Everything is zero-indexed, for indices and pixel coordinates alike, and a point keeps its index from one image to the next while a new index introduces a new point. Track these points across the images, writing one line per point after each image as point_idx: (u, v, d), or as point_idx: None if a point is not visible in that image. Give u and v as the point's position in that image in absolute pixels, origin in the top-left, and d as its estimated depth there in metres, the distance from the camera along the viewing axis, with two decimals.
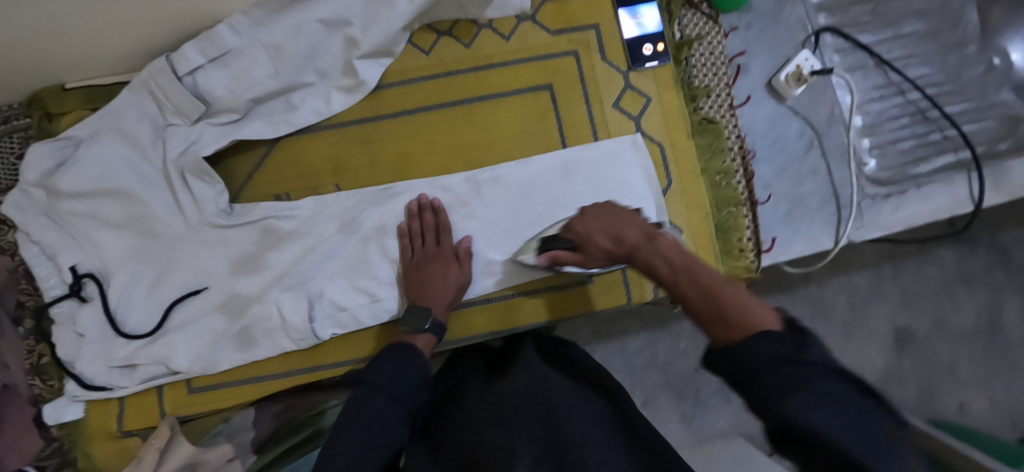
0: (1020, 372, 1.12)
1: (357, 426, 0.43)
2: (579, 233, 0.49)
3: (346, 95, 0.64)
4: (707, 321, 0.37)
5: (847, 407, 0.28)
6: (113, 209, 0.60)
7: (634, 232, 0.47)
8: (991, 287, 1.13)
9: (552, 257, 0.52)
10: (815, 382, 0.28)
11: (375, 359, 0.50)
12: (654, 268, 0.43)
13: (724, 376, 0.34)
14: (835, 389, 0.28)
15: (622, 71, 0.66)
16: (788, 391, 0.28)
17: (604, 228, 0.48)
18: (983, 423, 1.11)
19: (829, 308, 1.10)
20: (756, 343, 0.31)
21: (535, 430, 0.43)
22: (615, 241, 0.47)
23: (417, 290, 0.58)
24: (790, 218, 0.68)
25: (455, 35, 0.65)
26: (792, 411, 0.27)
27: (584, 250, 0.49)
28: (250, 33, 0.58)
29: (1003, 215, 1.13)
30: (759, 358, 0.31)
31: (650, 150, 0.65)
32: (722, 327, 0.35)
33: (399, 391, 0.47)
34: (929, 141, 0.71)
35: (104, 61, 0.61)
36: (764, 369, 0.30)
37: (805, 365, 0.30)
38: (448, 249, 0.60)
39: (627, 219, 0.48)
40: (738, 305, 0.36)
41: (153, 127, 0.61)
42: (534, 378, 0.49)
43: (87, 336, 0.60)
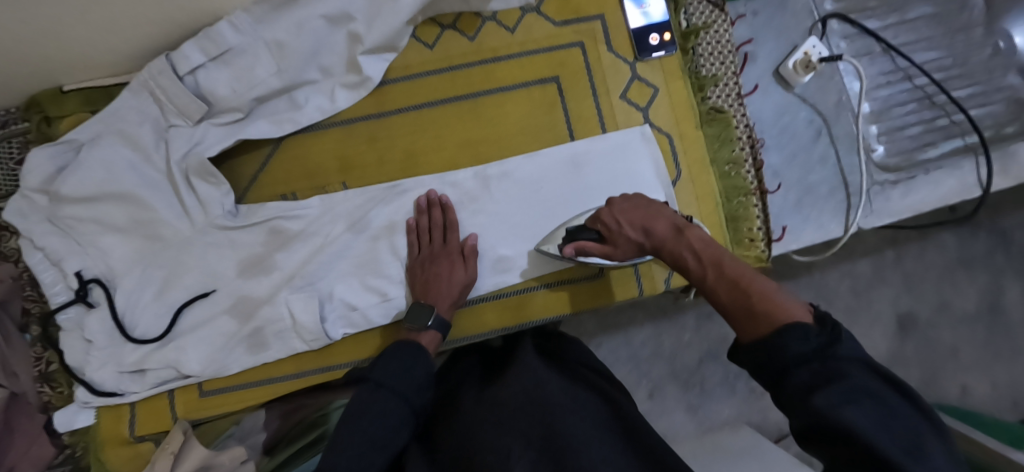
0: (1021, 354, 1.14)
1: (361, 422, 0.42)
2: (607, 224, 0.51)
3: (350, 92, 0.63)
4: (732, 314, 0.38)
5: (878, 403, 0.29)
6: (117, 213, 0.59)
7: (663, 223, 0.48)
8: (993, 271, 1.14)
9: (578, 248, 0.53)
10: (848, 380, 0.29)
11: (381, 356, 0.50)
12: (683, 260, 0.44)
13: (751, 369, 0.35)
14: (865, 385, 0.29)
15: (629, 61, 0.65)
16: (820, 386, 0.29)
17: (633, 220, 0.50)
18: (986, 405, 1.13)
19: (833, 295, 1.11)
20: (786, 337, 0.32)
21: (533, 432, 0.42)
22: (645, 233, 0.48)
23: (423, 287, 0.58)
24: (800, 207, 0.67)
25: (459, 28, 0.64)
26: (823, 406, 0.28)
27: (612, 241, 0.51)
28: (252, 30, 0.57)
29: (1005, 199, 1.14)
30: (790, 352, 0.32)
31: (658, 141, 0.64)
32: (748, 320, 0.36)
33: (405, 390, 0.47)
34: (936, 126, 0.71)
35: (103, 62, 0.60)
36: (794, 365, 0.31)
37: (838, 363, 0.31)
38: (454, 247, 0.60)
39: (653, 211, 0.49)
40: (764, 297, 0.36)
41: (154, 128, 0.60)
42: (532, 380, 0.49)
43: (95, 342, 0.59)
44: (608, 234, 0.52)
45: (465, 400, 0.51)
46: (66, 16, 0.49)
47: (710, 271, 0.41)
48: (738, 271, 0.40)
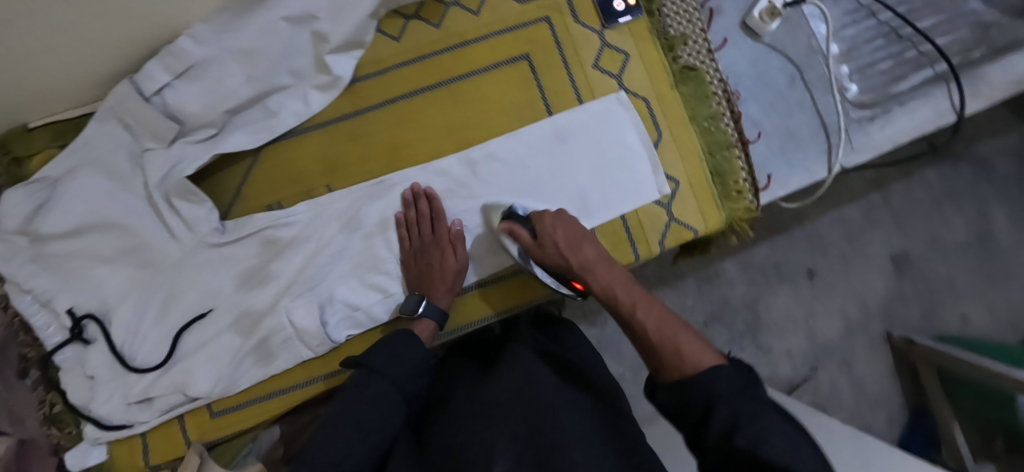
0: (1013, 276, 1.16)
1: (355, 407, 0.43)
2: (545, 229, 0.54)
3: (324, 93, 0.62)
4: (652, 352, 0.44)
5: (790, 440, 0.33)
6: (104, 244, 0.59)
7: (594, 252, 0.53)
8: (978, 200, 1.16)
9: (510, 230, 0.56)
10: (764, 422, 0.34)
11: (377, 343, 0.50)
12: (610, 291, 0.50)
13: (674, 407, 0.40)
14: (776, 425, 0.34)
15: (597, 30, 0.65)
16: (741, 426, 0.34)
17: (568, 239, 0.54)
18: (986, 332, 1.15)
19: (826, 243, 1.12)
20: (713, 380, 0.37)
21: (520, 428, 0.44)
22: (575, 254, 0.53)
23: (417, 278, 0.59)
24: (784, 153, 0.68)
25: (424, 17, 0.64)
26: (748, 446, 0.32)
27: (543, 249, 0.54)
28: (216, 41, 0.56)
29: (981, 127, 1.16)
30: (715, 389, 0.37)
31: (636, 106, 0.64)
32: (667, 359, 0.42)
33: (399, 375, 0.47)
34: (906, 59, 0.72)
35: (66, 93, 0.59)
36: (718, 403, 0.36)
37: (751, 404, 0.36)
38: (443, 236, 0.59)
39: (585, 237, 0.55)
40: (681, 338, 0.43)
41: (130, 154, 0.60)
42: (524, 376, 0.50)
43: (98, 377, 0.58)
44: (540, 239, 0.54)
45: (457, 395, 0.52)
46: (26, 48, 0.48)
47: (635, 308, 0.48)
48: (657, 313, 0.47)
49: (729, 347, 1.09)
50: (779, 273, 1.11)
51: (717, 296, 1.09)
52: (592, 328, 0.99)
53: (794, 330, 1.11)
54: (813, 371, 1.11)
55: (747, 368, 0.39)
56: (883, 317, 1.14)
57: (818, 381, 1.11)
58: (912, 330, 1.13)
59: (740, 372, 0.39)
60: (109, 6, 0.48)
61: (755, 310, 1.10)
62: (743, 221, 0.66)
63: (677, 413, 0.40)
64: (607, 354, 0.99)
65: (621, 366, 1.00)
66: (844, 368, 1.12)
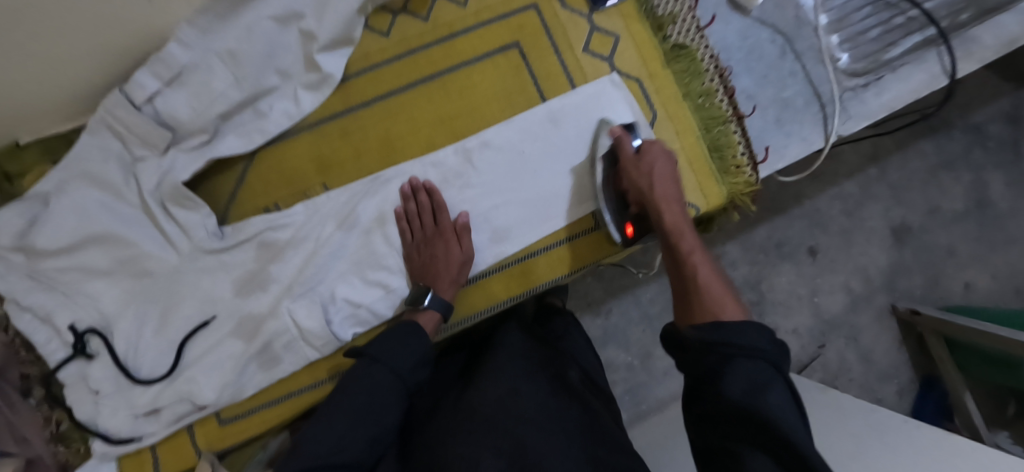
0: (1016, 240, 1.16)
1: (356, 395, 0.47)
2: (650, 152, 0.57)
3: (313, 92, 0.62)
4: (696, 296, 0.47)
5: (793, 415, 0.35)
6: (100, 257, 0.58)
7: (677, 199, 0.57)
8: (974, 167, 1.16)
9: (619, 136, 0.59)
10: (775, 387, 0.36)
11: (382, 332, 0.52)
12: (679, 229, 0.53)
13: (697, 345, 0.42)
14: (785, 398, 0.36)
15: (585, 14, 0.65)
16: (759, 388, 0.36)
17: (662, 173, 0.57)
18: (991, 298, 1.15)
19: (826, 218, 1.12)
20: (743, 332, 0.40)
21: (502, 442, 0.48)
22: (661, 185, 0.56)
23: (422, 270, 0.58)
24: (780, 124, 0.68)
25: (411, 11, 0.64)
26: (765, 403, 0.34)
27: (640, 168, 0.57)
28: (201, 44, 0.56)
29: (973, 94, 1.16)
30: (738, 345, 0.39)
31: (629, 87, 0.64)
32: (705, 305, 0.45)
33: (399, 366, 0.49)
34: (895, 25, 0.71)
35: (56, 107, 0.59)
36: (739, 354, 0.38)
37: (769, 371, 0.38)
38: (447, 227, 0.59)
39: (672, 180, 0.57)
40: (725, 298, 0.45)
41: (121, 165, 0.59)
42: (510, 389, 0.54)
43: (102, 390, 0.57)
44: (642, 161, 0.57)
45: (449, 402, 0.56)
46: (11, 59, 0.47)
47: (693, 255, 0.51)
48: (712, 269, 0.50)
49: None
50: (781, 251, 1.11)
51: None
52: (598, 317, 0.99)
53: (800, 307, 1.11)
54: (821, 348, 1.11)
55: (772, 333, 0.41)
56: (888, 289, 1.14)
57: (827, 357, 1.11)
58: (918, 300, 1.13)
59: (770, 335, 0.40)
60: (92, 14, 0.48)
61: (759, 290, 1.10)
62: (744, 195, 0.65)
63: (697, 352, 0.41)
64: (614, 342, 0.99)
65: (630, 353, 0.99)
66: (852, 343, 1.12)
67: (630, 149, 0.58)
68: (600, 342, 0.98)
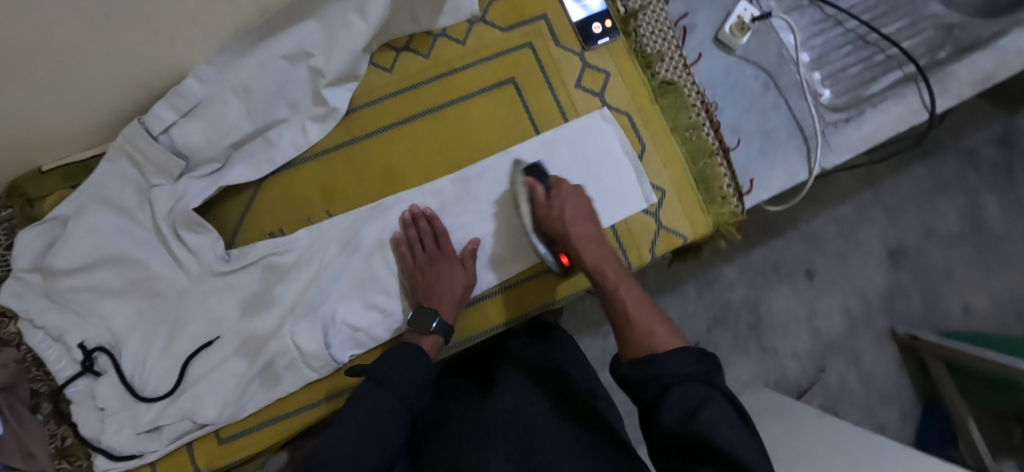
0: (1012, 263, 1.18)
1: (363, 417, 0.48)
2: (559, 196, 0.60)
3: (320, 124, 0.66)
4: (628, 331, 0.51)
5: (731, 424, 0.41)
6: (114, 278, 0.61)
7: (594, 233, 0.60)
8: (968, 190, 1.18)
9: (531, 184, 0.62)
10: (713, 401, 0.43)
11: (383, 355, 0.54)
12: (602, 265, 0.57)
13: (636, 378, 0.46)
14: (722, 411, 0.42)
15: (577, 52, 0.69)
16: (696, 409, 0.42)
17: (576, 211, 0.60)
18: (990, 321, 1.16)
19: (822, 240, 1.14)
20: (676, 359, 0.45)
21: (513, 448, 0.53)
22: (575, 227, 0.59)
23: (424, 291, 0.60)
24: (764, 155, 0.70)
25: (414, 48, 0.68)
26: (706, 427, 0.40)
27: (551, 215, 0.60)
28: (217, 79, 0.59)
29: (964, 120, 1.18)
30: (673, 372, 0.44)
31: (619, 121, 0.67)
32: (638, 337, 0.50)
33: (405, 391, 0.51)
34: (875, 62, 0.75)
35: (78, 135, 0.62)
36: (675, 382, 0.44)
37: (704, 388, 0.44)
38: (449, 252, 0.62)
39: (588, 218, 0.61)
40: (656, 325, 0.51)
41: (137, 191, 0.62)
42: (517, 400, 0.57)
43: (108, 408, 0.59)
44: (555, 204, 0.60)
45: (455, 415, 0.59)
46: (33, 89, 0.50)
47: (620, 288, 0.56)
48: (639, 297, 0.55)
49: (734, 351, 1.10)
50: (778, 273, 1.13)
51: (718, 299, 1.10)
52: (596, 338, 1.00)
53: (798, 330, 1.12)
54: (820, 372, 1.11)
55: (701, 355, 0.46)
56: (886, 312, 1.14)
57: (826, 382, 1.11)
58: (916, 324, 1.14)
59: (699, 355, 0.46)
60: (115, 54, 0.51)
61: (757, 312, 1.11)
62: (730, 225, 0.68)
63: (638, 384, 0.47)
64: None
65: None
66: (852, 366, 1.12)
67: (541, 195, 0.61)
68: (598, 363, 1.00)
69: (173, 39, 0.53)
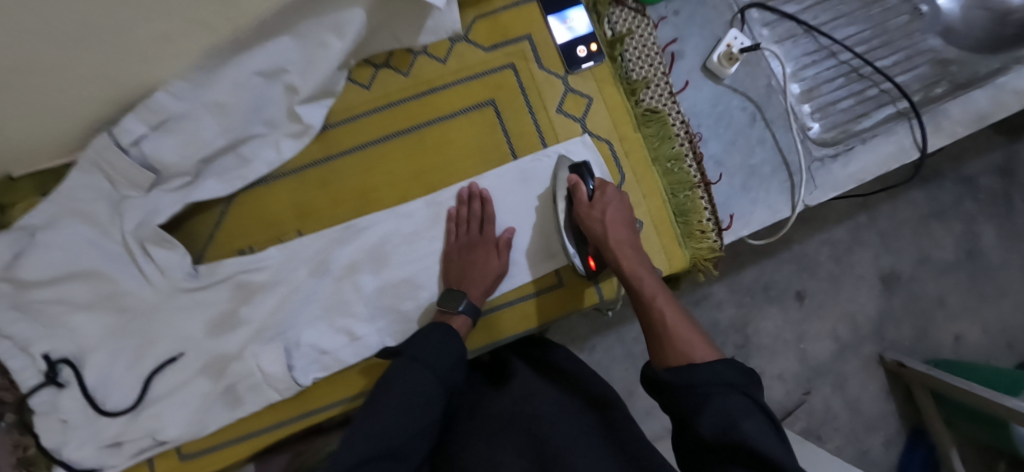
0: (1006, 293, 1.16)
1: (400, 395, 0.49)
2: (602, 198, 0.59)
3: (295, 141, 0.65)
4: (665, 341, 0.50)
5: (771, 436, 0.40)
6: (83, 291, 0.58)
7: (632, 240, 0.58)
8: (966, 218, 1.16)
9: (575, 182, 0.60)
10: (750, 412, 0.41)
11: (416, 333, 0.55)
12: (641, 275, 0.55)
13: (677, 382, 0.45)
14: (760, 423, 0.41)
15: (560, 76, 0.67)
16: (738, 421, 0.40)
17: (616, 215, 0.58)
18: (981, 352, 1.15)
19: (814, 263, 1.12)
20: (718, 368, 0.44)
21: (523, 442, 0.52)
22: (614, 230, 0.57)
23: (459, 273, 0.60)
24: (747, 190, 0.69)
25: (393, 66, 0.67)
26: (748, 436, 0.39)
27: (593, 216, 0.58)
28: (191, 96, 0.56)
29: (965, 147, 1.16)
30: (713, 382, 0.43)
31: (600, 149, 0.66)
32: (677, 348, 0.48)
33: (437, 368, 0.52)
34: (868, 97, 0.73)
35: (52, 144, 0.60)
36: (716, 391, 0.43)
37: (744, 400, 0.42)
38: (491, 239, 0.62)
39: (627, 224, 0.59)
40: (695, 339, 0.49)
41: (108, 202, 0.60)
42: (525, 393, 0.58)
43: (71, 421, 0.58)
44: (596, 204, 0.59)
45: (462, 413, 0.60)
46: None
47: (658, 298, 0.53)
48: (678, 310, 0.53)
49: None
50: (768, 293, 1.11)
51: (706, 318, 1.09)
52: (580, 353, 0.99)
53: (785, 352, 1.11)
54: (806, 395, 1.10)
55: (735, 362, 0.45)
56: (875, 338, 1.13)
57: (812, 405, 1.10)
58: (904, 351, 1.13)
59: (737, 368, 0.45)
60: (84, 66, 0.49)
61: (745, 333, 1.10)
62: (707, 260, 0.67)
63: (676, 390, 0.45)
64: None
65: None
66: (838, 391, 1.11)
67: (584, 196, 0.60)
68: None
69: (146, 57, 0.50)
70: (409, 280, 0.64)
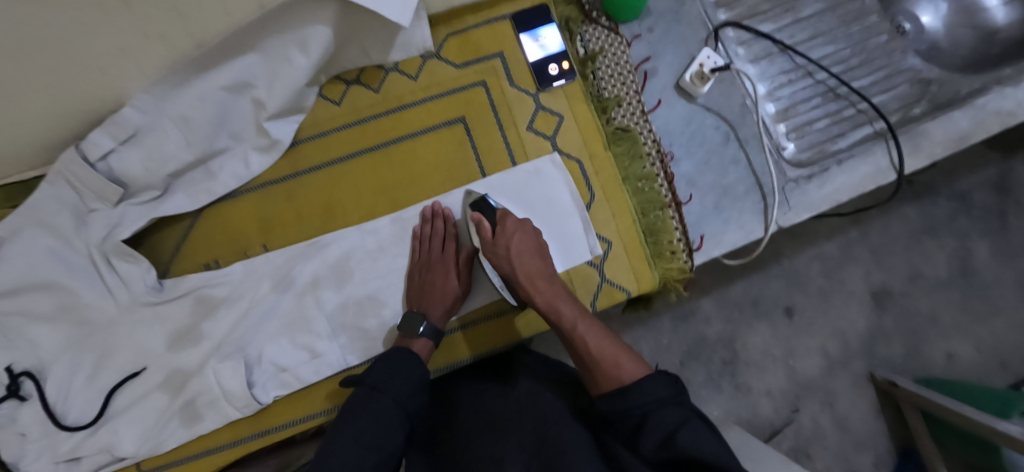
0: (1000, 311, 1.10)
1: (359, 425, 0.47)
2: (506, 231, 0.56)
3: (263, 155, 0.65)
4: (592, 368, 0.49)
5: (711, 439, 0.39)
6: (43, 303, 0.55)
7: (542, 268, 0.57)
8: (959, 234, 1.12)
9: (479, 219, 0.58)
10: (686, 419, 0.41)
11: (377, 361, 0.53)
12: (555, 305, 0.54)
13: (609, 407, 0.44)
14: (698, 427, 0.40)
15: (531, 93, 0.67)
16: (673, 431, 0.39)
17: (521, 245, 0.57)
18: (973, 370, 1.08)
19: (804, 277, 1.09)
20: (646, 384, 0.43)
21: (527, 438, 0.46)
22: (521, 264, 0.55)
23: (418, 294, 0.60)
24: (719, 210, 0.69)
25: (364, 82, 0.67)
26: (685, 443, 0.38)
27: (498, 252, 0.56)
28: (155, 108, 0.55)
29: (959, 162, 1.12)
30: (646, 400, 0.42)
31: (569, 167, 0.65)
32: (605, 370, 0.47)
33: (402, 396, 0.50)
34: (844, 117, 0.74)
35: (16, 157, 0.57)
36: (650, 408, 0.42)
37: (679, 411, 0.42)
38: (451, 258, 0.61)
39: (535, 253, 0.57)
40: (620, 355, 0.48)
41: (75, 214, 0.57)
42: (530, 391, 0.52)
43: (29, 434, 0.56)
44: (499, 239, 0.57)
45: (464, 413, 0.55)
46: None
47: (577, 325, 0.52)
48: (599, 330, 0.52)
49: (708, 387, 1.04)
50: (757, 308, 1.07)
51: (693, 333, 1.05)
52: None
53: (773, 368, 1.06)
54: (794, 413, 1.05)
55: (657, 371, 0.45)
56: (866, 355, 1.08)
57: (800, 424, 1.05)
58: (894, 370, 1.08)
59: (667, 380, 0.44)
60: (45, 80, 0.47)
61: (733, 348, 1.06)
62: (677, 281, 0.66)
63: (609, 414, 0.44)
64: None
65: None
66: (827, 409, 1.06)
67: (487, 230, 0.58)
68: None
69: (104, 70, 0.49)
70: (372, 297, 0.63)
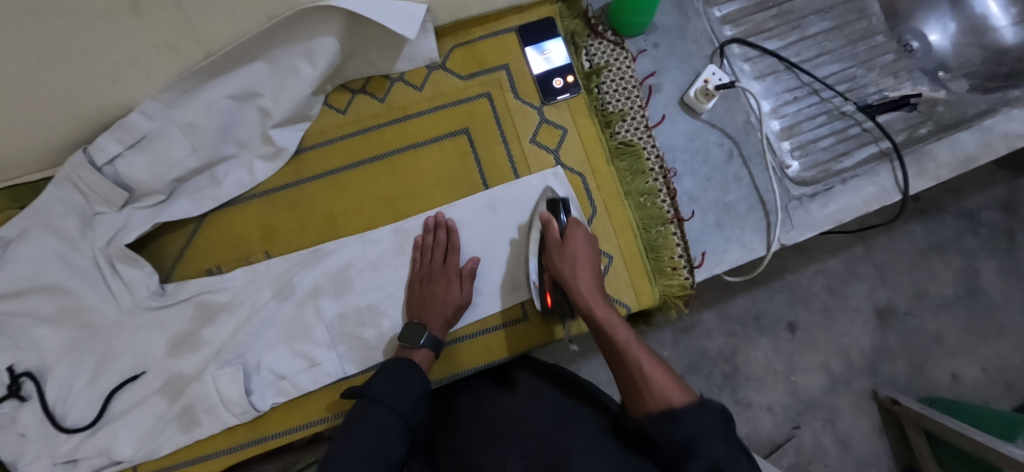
0: (1008, 333, 1.09)
1: (359, 440, 0.46)
2: (573, 235, 0.58)
3: (268, 163, 0.65)
4: (636, 386, 0.47)
5: None
6: (47, 305, 0.56)
7: (601, 285, 0.57)
8: (965, 252, 1.11)
9: (547, 219, 0.60)
10: (733, 454, 0.39)
11: (377, 374, 0.53)
12: (612, 320, 0.53)
13: (655, 431, 0.42)
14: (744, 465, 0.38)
15: (536, 106, 0.67)
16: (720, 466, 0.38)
17: (585, 255, 0.58)
18: (979, 391, 1.07)
19: (807, 293, 1.08)
20: (696, 414, 0.41)
21: (528, 444, 0.48)
22: (582, 272, 0.56)
23: (418, 305, 0.60)
24: (720, 228, 0.69)
25: (369, 91, 0.67)
26: None
27: (561, 255, 0.58)
28: (163, 116, 0.55)
29: (966, 181, 1.12)
30: (693, 428, 0.40)
31: (571, 181, 0.66)
32: (651, 390, 0.46)
33: (402, 406, 0.50)
34: (849, 135, 0.74)
35: (30, 159, 0.57)
36: (696, 437, 0.40)
37: (725, 444, 0.39)
38: (453, 268, 0.61)
39: (595, 268, 0.58)
40: (669, 381, 0.46)
41: (81, 217, 0.58)
42: (529, 396, 0.54)
43: (28, 435, 0.56)
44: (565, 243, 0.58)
45: (462, 415, 0.56)
46: None
47: (629, 344, 0.51)
48: (651, 357, 0.50)
49: None
50: (758, 324, 1.06)
51: (694, 347, 1.05)
52: None
53: (775, 384, 1.05)
54: (796, 430, 1.04)
55: (704, 403, 0.43)
56: (869, 373, 1.07)
57: (801, 441, 1.04)
58: (898, 389, 1.06)
59: (719, 413, 0.42)
60: (53, 87, 0.47)
61: (734, 363, 1.05)
62: (678, 297, 0.66)
63: (655, 438, 0.42)
64: None
65: None
66: (828, 426, 1.05)
67: (555, 231, 0.59)
68: None
69: (114, 77, 0.50)
70: (371, 307, 0.63)
